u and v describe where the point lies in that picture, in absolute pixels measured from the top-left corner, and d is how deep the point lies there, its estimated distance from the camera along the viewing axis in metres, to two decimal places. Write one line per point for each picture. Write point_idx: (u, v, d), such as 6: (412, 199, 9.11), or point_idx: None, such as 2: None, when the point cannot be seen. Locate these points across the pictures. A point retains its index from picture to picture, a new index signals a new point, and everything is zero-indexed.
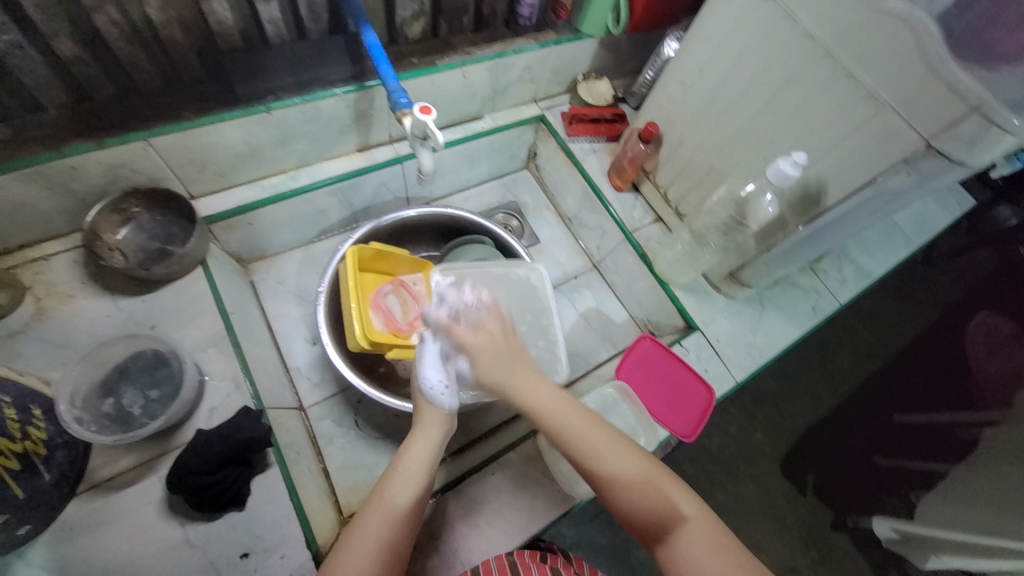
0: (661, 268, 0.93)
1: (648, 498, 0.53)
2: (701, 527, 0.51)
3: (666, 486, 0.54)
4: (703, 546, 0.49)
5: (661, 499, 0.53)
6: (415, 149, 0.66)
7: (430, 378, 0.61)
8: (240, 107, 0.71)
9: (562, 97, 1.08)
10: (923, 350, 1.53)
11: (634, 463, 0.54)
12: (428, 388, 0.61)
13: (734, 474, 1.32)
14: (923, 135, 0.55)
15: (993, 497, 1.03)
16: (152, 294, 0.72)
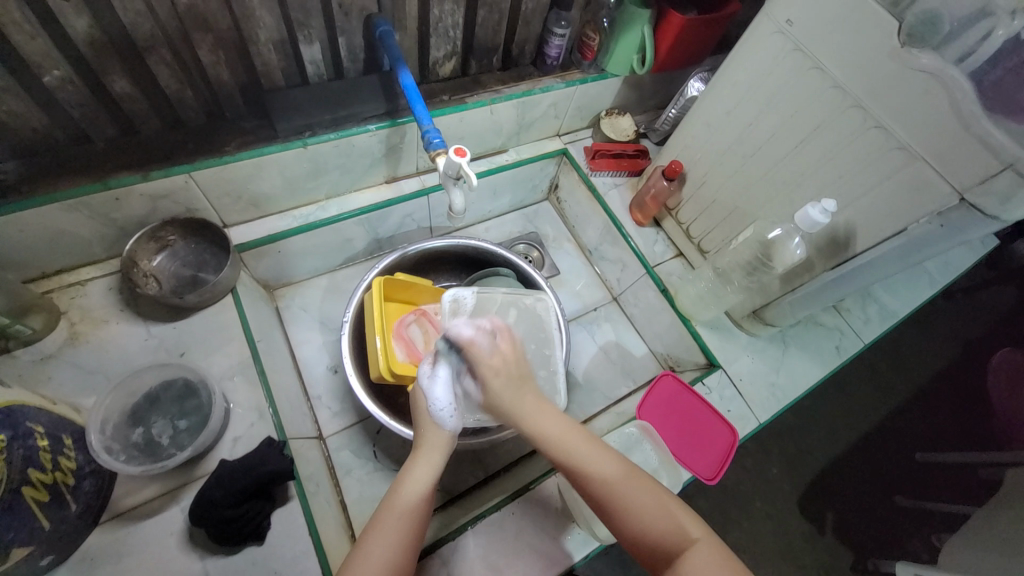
0: (683, 304, 0.93)
1: (656, 521, 0.52)
2: (712, 550, 0.50)
3: (672, 511, 0.53)
4: (715, 573, 0.48)
5: (669, 522, 0.52)
6: (447, 187, 0.67)
7: (436, 396, 0.58)
8: (278, 142, 0.74)
9: (584, 132, 1.11)
10: (948, 389, 1.49)
11: (641, 486, 0.54)
12: (435, 409, 0.58)
13: (751, 512, 1.28)
14: (956, 188, 0.56)
15: None
16: (183, 321, 0.74)
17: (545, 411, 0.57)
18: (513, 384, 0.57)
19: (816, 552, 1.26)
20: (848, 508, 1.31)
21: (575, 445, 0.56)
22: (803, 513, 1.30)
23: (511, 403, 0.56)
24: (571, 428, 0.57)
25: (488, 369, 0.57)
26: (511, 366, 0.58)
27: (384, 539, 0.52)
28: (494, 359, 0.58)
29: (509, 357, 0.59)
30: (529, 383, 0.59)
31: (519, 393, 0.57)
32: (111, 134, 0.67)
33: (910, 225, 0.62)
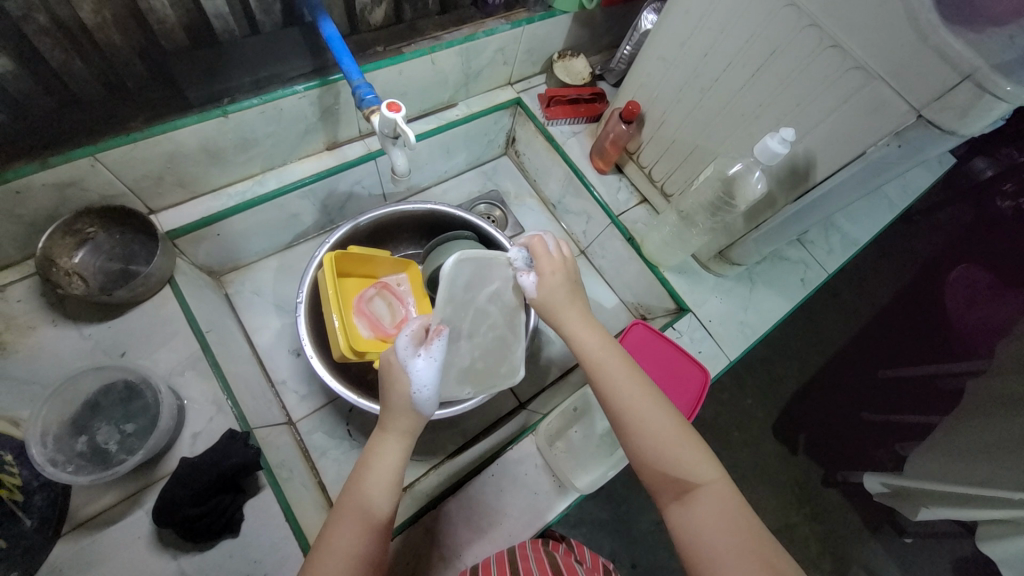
0: (650, 251, 0.92)
1: (673, 460, 0.51)
2: (724, 498, 0.50)
3: (688, 451, 0.52)
4: (719, 514, 0.48)
5: (686, 461, 0.51)
6: (387, 148, 0.62)
7: (422, 379, 0.56)
8: (194, 113, 0.66)
9: (538, 78, 1.05)
10: (908, 308, 1.54)
11: (664, 424, 0.53)
12: (419, 397, 0.56)
13: (728, 441, 1.34)
14: (914, 105, 0.54)
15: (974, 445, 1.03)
16: (119, 319, 0.69)
17: (585, 323, 0.62)
18: (568, 285, 0.65)
19: (788, 469, 1.33)
20: (818, 429, 1.38)
21: (605, 361, 0.58)
22: (776, 436, 1.36)
23: (561, 299, 0.64)
24: (607, 345, 0.60)
25: (547, 266, 0.65)
26: (567, 269, 0.66)
27: (348, 533, 0.50)
28: (555, 260, 0.66)
29: (568, 261, 0.67)
30: (579, 290, 0.66)
31: (571, 295, 0.64)
32: (11, 129, 0.58)
33: (869, 148, 0.60)
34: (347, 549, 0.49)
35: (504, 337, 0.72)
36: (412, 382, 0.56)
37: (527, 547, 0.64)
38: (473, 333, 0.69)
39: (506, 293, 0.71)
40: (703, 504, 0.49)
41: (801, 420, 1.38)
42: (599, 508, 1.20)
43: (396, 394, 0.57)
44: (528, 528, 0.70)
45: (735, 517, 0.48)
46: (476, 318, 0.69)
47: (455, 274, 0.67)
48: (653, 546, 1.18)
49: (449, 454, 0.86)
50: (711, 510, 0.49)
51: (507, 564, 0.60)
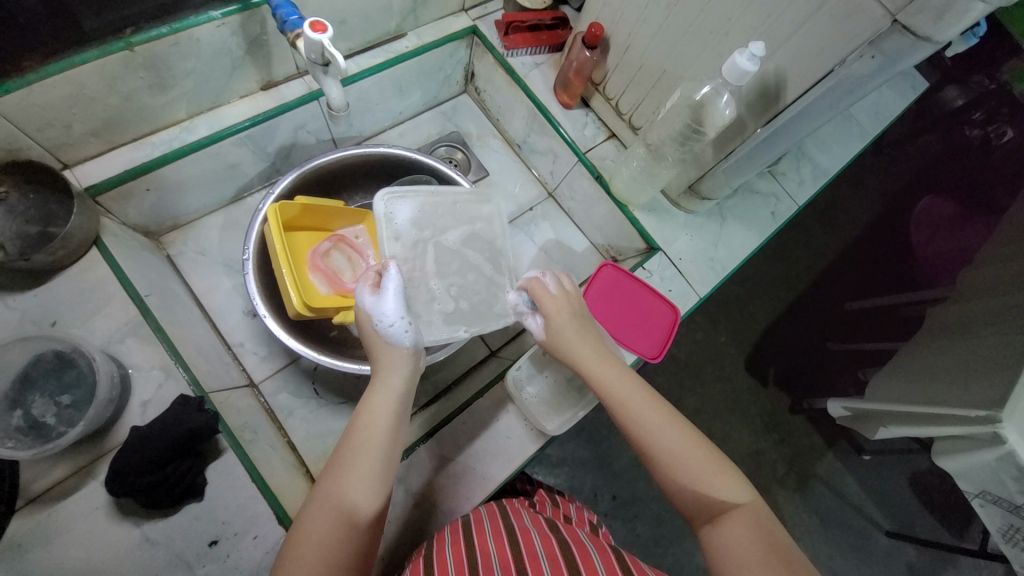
0: (619, 190, 0.88)
1: (701, 485, 0.51)
2: (758, 521, 0.49)
3: (715, 476, 0.52)
4: (749, 536, 0.48)
5: (713, 485, 0.51)
6: (316, 78, 0.56)
7: (386, 310, 0.60)
8: (95, 47, 0.58)
9: (494, 4, 0.96)
10: (876, 240, 1.56)
11: (689, 451, 0.53)
12: (383, 324, 0.60)
13: (701, 377, 1.37)
14: (890, 10, 0.50)
15: (929, 367, 1.07)
16: (45, 287, 0.63)
17: (602, 357, 0.62)
18: (575, 319, 0.65)
19: (758, 400, 1.39)
20: (786, 361, 1.42)
21: (621, 389, 0.58)
22: (747, 370, 1.40)
23: (571, 337, 0.63)
24: (624, 377, 0.60)
25: (552, 305, 0.65)
26: (573, 305, 0.66)
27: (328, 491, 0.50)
28: (557, 297, 0.66)
29: (572, 295, 0.67)
30: (588, 322, 0.66)
31: (581, 330, 0.64)
32: None
33: (842, 63, 0.56)
34: (325, 515, 0.48)
35: (481, 273, 0.71)
36: (375, 316, 0.61)
37: (524, 509, 0.66)
38: (443, 270, 0.69)
39: (475, 236, 0.73)
40: (733, 526, 0.49)
41: (770, 354, 1.42)
42: (579, 447, 1.23)
43: (376, 335, 0.62)
44: (504, 469, 0.71)
45: (768, 539, 0.48)
46: (437, 254, 0.69)
47: (395, 211, 0.68)
48: (631, 479, 1.23)
49: (421, 406, 0.85)
50: (739, 529, 0.48)
51: (500, 518, 0.61)
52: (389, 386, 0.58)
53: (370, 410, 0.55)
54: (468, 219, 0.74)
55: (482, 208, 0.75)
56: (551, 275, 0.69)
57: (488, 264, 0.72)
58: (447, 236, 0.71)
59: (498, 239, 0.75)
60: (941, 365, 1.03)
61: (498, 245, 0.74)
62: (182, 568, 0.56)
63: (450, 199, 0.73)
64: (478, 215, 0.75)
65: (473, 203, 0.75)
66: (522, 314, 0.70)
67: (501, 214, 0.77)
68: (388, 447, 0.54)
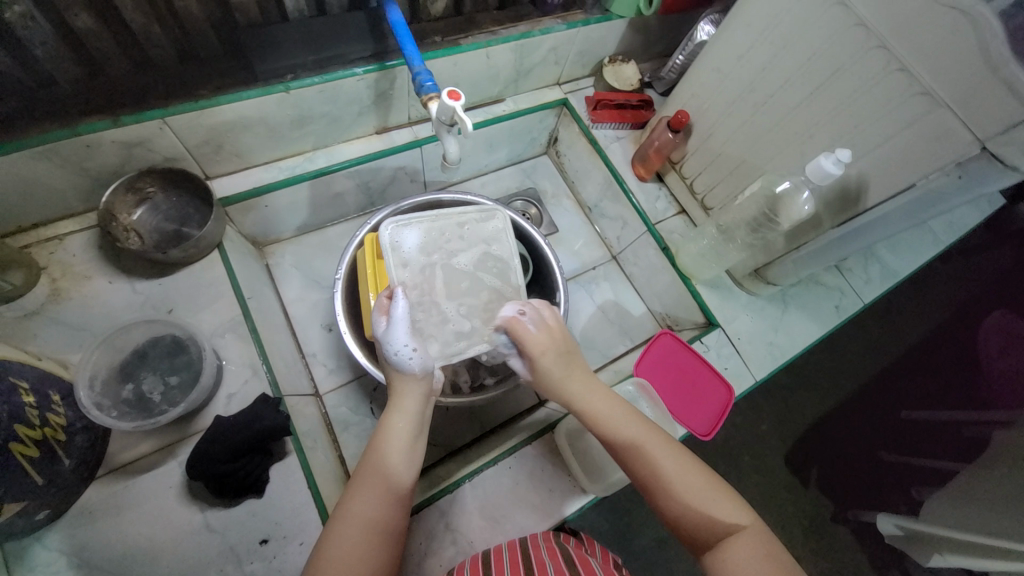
0: (684, 263, 0.91)
1: (700, 507, 0.52)
2: (760, 543, 0.49)
3: (712, 499, 0.52)
4: (752, 561, 0.47)
5: (713, 509, 0.51)
6: (441, 134, 0.64)
7: (396, 340, 0.58)
8: (258, 86, 0.69)
9: (586, 81, 1.05)
10: (940, 350, 1.49)
11: (688, 475, 0.54)
12: (391, 352, 0.59)
13: (739, 464, 1.32)
14: (979, 136, 0.52)
15: (988, 492, 1.00)
16: (168, 278, 0.72)
17: (591, 389, 0.62)
18: (561, 357, 0.64)
19: (798, 499, 1.31)
20: (833, 461, 1.35)
21: (612, 415, 0.59)
22: (788, 465, 1.33)
23: (560, 374, 0.63)
24: (616, 405, 0.61)
25: (536, 345, 0.64)
26: (557, 341, 0.65)
27: (365, 495, 0.52)
28: (539, 337, 0.65)
29: (553, 332, 0.65)
30: (576, 357, 0.65)
31: (567, 367, 0.64)
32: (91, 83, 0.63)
33: (924, 178, 0.59)
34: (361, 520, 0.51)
35: (491, 290, 0.72)
36: (389, 346, 0.59)
37: (537, 536, 0.64)
38: (453, 292, 0.71)
39: (484, 255, 0.75)
40: (736, 548, 0.48)
41: (816, 452, 1.35)
42: (602, 518, 1.19)
43: (388, 365, 0.62)
44: (541, 523, 0.70)
45: (774, 561, 0.47)
46: (446, 276, 0.71)
47: (401, 240, 0.72)
48: (654, 562, 1.17)
49: (466, 443, 0.87)
50: (741, 550, 0.48)
51: (519, 552, 0.60)
52: (406, 409, 0.59)
53: (390, 430, 0.57)
54: (477, 240, 0.76)
55: (489, 226, 0.78)
56: (531, 313, 0.66)
57: (498, 281, 0.73)
58: (456, 259, 0.73)
59: (508, 255, 0.76)
60: (998, 490, 0.97)
61: (509, 261, 0.76)
62: (232, 561, 0.58)
63: (454, 220, 0.76)
64: (487, 233, 0.77)
65: (479, 221, 0.77)
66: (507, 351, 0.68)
67: (509, 229, 0.78)
68: (407, 470, 0.56)
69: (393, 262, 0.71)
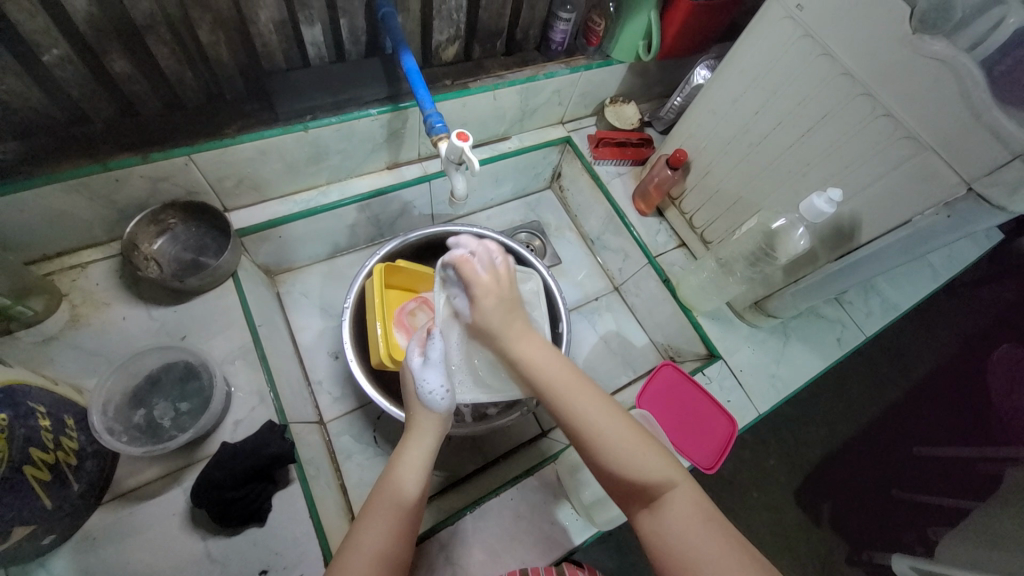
0: (685, 294, 0.93)
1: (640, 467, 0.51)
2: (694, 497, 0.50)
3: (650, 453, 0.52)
4: (690, 520, 0.48)
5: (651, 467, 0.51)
6: (449, 172, 0.68)
7: (429, 380, 0.59)
8: (279, 126, 0.73)
9: (588, 120, 1.10)
10: (947, 383, 1.48)
11: (628, 441, 0.52)
12: (423, 391, 0.59)
13: (745, 499, 1.29)
14: (965, 178, 0.55)
15: (1000, 531, 0.97)
16: (183, 305, 0.74)
17: (530, 341, 0.57)
18: (503, 307, 0.58)
19: (808, 537, 1.27)
20: (843, 499, 1.31)
21: (548, 377, 0.55)
22: (797, 503, 1.30)
23: (500, 325, 0.57)
24: (553, 361, 0.56)
25: (481, 290, 0.58)
26: (502, 289, 0.59)
27: (380, 526, 0.52)
28: (486, 279, 0.59)
29: (502, 282, 0.59)
30: (519, 309, 0.60)
31: (509, 317, 0.58)
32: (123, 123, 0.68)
33: (916, 216, 0.61)
34: (374, 552, 0.50)
35: None
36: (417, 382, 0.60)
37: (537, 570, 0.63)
38: None
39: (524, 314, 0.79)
40: (671, 505, 0.49)
41: (826, 489, 1.32)
42: (605, 555, 1.16)
43: (415, 397, 0.61)
44: (543, 557, 0.69)
45: (709, 521, 0.48)
46: None
47: None
48: None
49: (468, 474, 0.86)
50: (678, 508, 0.49)
51: None
52: (422, 442, 0.58)
53: (406, 465, 0.56)
54: (518, 300, 0.80)
55: (527, 287, 0.82)
56: (482, 254, 0.60)
57: None
58: None
59: (541, 319, 0.79)
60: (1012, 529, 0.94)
61: (541, 326, 0.79)
62: None
63: None
64: (523, 292, 0.81)
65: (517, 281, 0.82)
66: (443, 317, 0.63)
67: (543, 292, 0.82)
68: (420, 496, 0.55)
69: None
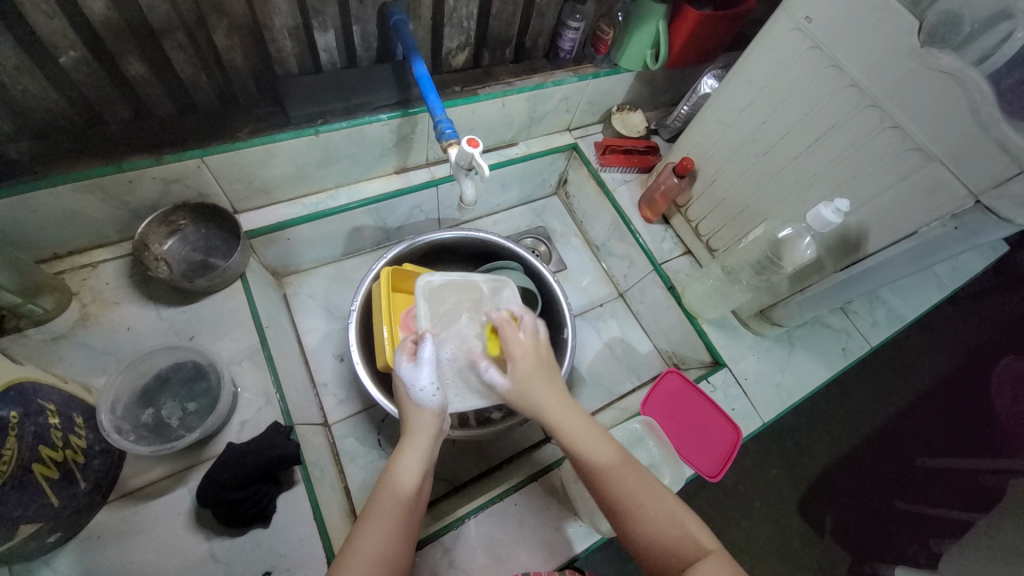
0: (690, 301, 0.93)
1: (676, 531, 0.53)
2: (724, 560, 0.50)
3: (684, 519, 0.53)
4: None
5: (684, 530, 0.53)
6: (458, 177, 0.68)
7: (420, 380, 0.60)
8: (291, 129, 0.74)
9: (595, 127, 1.11)
10: (952, 395, 1.47)
11: (652, 495, 0.55)
12: (417, 390, 0.60)
13: (748, 509, 1.28)
14: (973, 190, 0.55)
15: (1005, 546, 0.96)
16: (192, 306, 0.75)
17: (569, 409, 0.61)
18: (542, 371, 0.63)
19: (811, 548, 1.26)
20: (847, 510, 1.30)
21: (585, 443, 0.58)
22: (801, 514, 1.29)
23: (539, 393, 0.61)
24: (591, 431, 0.59)
25: (519, 351, 0.63)
26: (540, 355, 0.65)
27: (378, 525, 0.52)
28: (525, 343, 0.64)
29: (540, 345, 0.65)
30: (554, 378, 0.64)
31: (546, 382, 0.62)
32: (137, 125, 0.69)
33: (924, 227, 0.61)
34: (374, 551, 0.50)
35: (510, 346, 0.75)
36: (408, 384, 0.61)
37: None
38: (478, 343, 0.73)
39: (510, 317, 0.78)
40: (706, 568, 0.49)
41: (830, 501, 1.31)
42: (606, 563, 1.15)
43: (407, 399, 0.62)
44: (545, 563, 0.69)
45: None
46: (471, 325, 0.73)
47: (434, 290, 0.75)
48: None
49: (472, 478, 0.87)
50: (714, 572, 0.48)
51: None
52: (418, 443, 0.58)
53: (402, 467, 0.56)
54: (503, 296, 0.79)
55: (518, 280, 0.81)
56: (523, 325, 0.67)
57: None
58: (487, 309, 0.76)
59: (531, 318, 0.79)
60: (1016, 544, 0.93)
61: None
62: None
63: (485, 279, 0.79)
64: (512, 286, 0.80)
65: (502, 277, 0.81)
66: (426, 359, 0.61)
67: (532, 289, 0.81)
68: (416, 495, 0.55)
69: (421, 309, 0.73)
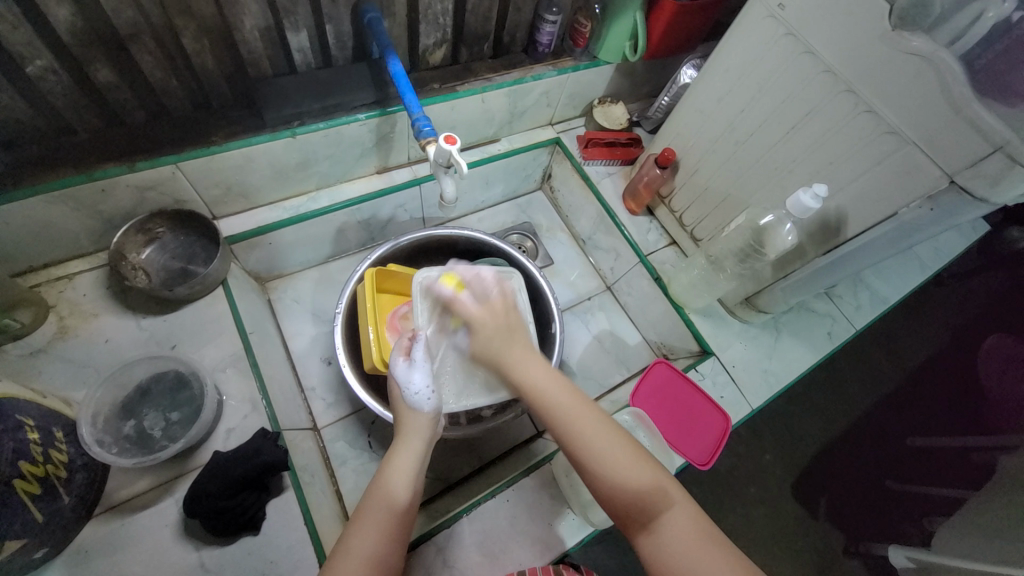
0: (676, 292, 0.94)
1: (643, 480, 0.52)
2: (689, 513, 0.51)
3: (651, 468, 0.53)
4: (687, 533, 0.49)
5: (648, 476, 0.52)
6: (437, 175, 0.68)
7: (412, 381, 0.61)
8: (267, 132, 0.73)
9: (578, 121, 1.10)
10: (938, 374, 1.49)
11: (621, 448, 0.54)
12: (411, 393, 0.61)
13: (743, 495, 1.30)
14: (947, 171, 0.55)
15: (993, 521, 0.98)
16: (173, 314, 0.74)
17: (533, 362, 0.60)
18: (502, 332, 0.63)
19: (805, 531, 1.28)
20: (839, 492, 1.32)
21: (549, 392, 0.58)
22: (794, 498, 1.31)
23: (500, 348, 0.62)
24: (554, 381, 0.59)
25: (477, 321, 0.64)
26: (497, 315, 0.65)
27: (370, 532, 0.51)
28: (479, 310, 0.65)
29: (501, 304, 0.66)
30: (518, 331, 0.64)
31: (504, 335, 0.63)
32: (108, 133, 0.67)
33: (901, 209, 0.61)
34: (367, 555, 0.49)
35: None
36: (401, 384, 0.62)
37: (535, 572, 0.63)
38: None
39: None
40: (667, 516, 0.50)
41: (822, 484, 1.33)
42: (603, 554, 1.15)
43: (402, 402, 0.63)
44: (540, 557, 0.69)
45: (703, 535, 0.49)
46: None
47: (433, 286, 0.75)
48: None
49: (465, 476, 0.87)
50: (675, 522, 0.50)
51: None
52: (412, 447, 0.58)
53: (394, 470, 0.56)
54: None
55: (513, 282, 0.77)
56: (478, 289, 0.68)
57: None
58: None
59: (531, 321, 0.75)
60: (1004, 519, 0.95)
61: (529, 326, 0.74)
62: None
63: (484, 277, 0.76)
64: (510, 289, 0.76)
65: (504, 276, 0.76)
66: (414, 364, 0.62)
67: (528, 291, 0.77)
68: (408, 501, 0.55)
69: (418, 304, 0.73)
